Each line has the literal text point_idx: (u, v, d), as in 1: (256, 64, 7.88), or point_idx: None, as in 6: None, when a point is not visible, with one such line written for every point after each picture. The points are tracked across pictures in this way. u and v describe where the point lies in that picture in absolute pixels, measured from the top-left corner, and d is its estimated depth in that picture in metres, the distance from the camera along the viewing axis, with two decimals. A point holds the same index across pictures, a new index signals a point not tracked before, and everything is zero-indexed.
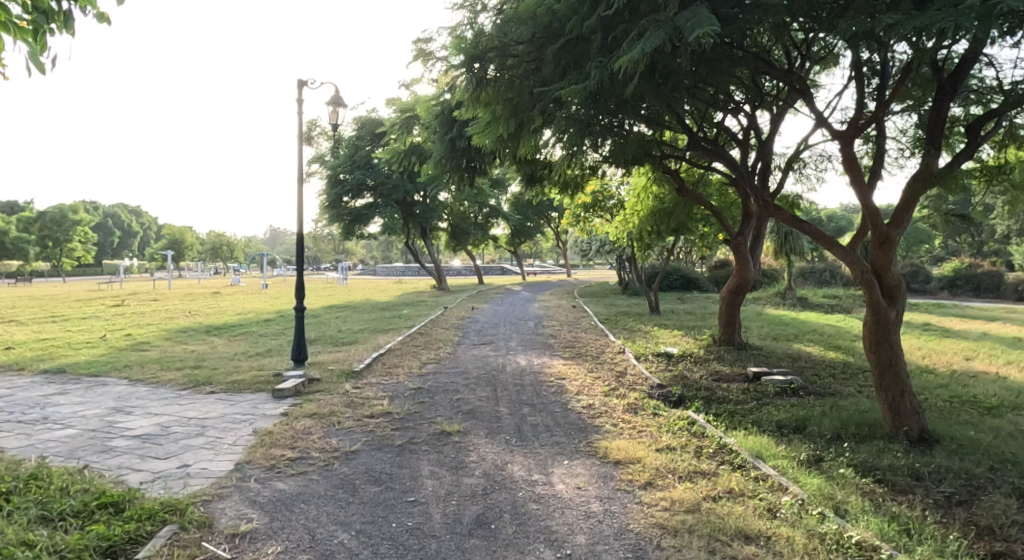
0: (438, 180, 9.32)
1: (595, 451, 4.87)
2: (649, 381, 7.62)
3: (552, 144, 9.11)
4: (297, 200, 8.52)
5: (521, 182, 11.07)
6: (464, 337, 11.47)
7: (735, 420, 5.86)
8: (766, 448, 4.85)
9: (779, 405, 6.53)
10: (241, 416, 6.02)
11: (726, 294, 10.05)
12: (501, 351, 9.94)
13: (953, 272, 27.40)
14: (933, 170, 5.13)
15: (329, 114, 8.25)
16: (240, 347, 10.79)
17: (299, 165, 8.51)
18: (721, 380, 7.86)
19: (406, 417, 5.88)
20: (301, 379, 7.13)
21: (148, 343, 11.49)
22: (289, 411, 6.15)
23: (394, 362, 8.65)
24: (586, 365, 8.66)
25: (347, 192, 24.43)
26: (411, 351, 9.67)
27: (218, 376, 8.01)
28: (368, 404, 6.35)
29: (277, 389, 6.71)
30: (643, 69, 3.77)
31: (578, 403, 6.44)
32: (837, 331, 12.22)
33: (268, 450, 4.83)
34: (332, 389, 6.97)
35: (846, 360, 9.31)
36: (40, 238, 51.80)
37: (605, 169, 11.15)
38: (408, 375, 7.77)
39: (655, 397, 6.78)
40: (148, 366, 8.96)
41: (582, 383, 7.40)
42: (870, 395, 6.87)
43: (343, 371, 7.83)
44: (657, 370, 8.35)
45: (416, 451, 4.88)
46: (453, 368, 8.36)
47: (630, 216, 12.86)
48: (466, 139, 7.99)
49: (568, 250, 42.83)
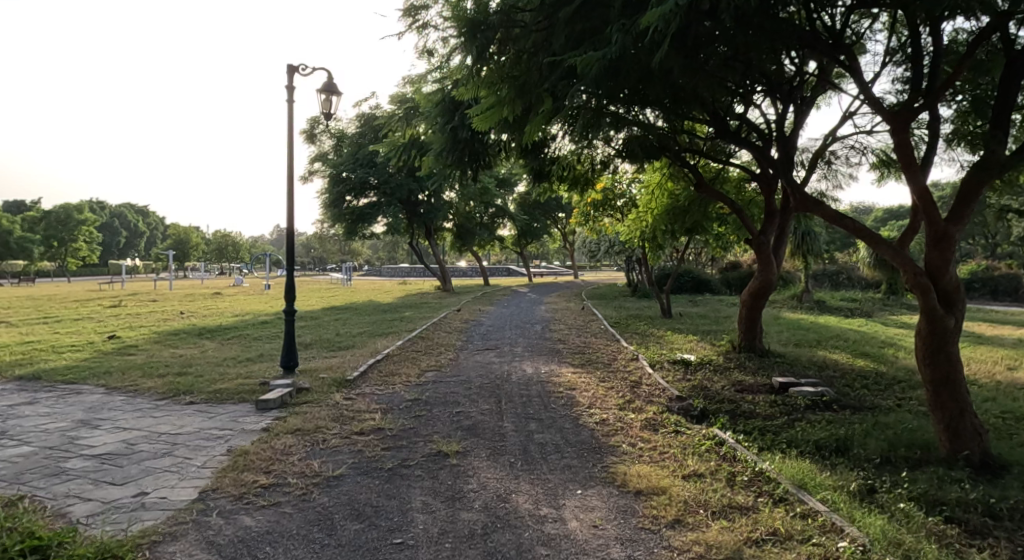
0: (439, 175, 8.75)
1: (612, 478, 4.26)
2: (668, 392, 7.00)
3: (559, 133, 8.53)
4: (288, 195, 7.95)
5: (529, 179, 10.49)
6: (467, 342, 10.85)
7: (768, 439, 5.22)
8: (809, 476, 4.20)
9: (813, 421, 5.88)
10: (217, 432, 5.43)
11: (747, 296, 9.40)
12: (506, 357, 9.35)
13: (969, 276, 26.59)
14: (999, 159, 4.47)
15: (321, 104, 7.70)
16: (232, 351, 10.23)
17: (291, 158, 7.96)
18: (745, 392, 7.23)
19: (400, 434, 5.28)
20: (288, 389, 6.55)
21: (136, 347, 10.94)
22: (271, 426, 5.57)
23: (392, 369, 8.05)
24: (598, 373, 8.06)
25: (349, 190, 23.93)
26: (411, 357, 9.09)
27: (201, 384, 7.43)
28: (359, 417, 5.77)
29: (262, 400, 6.15)
30: (675, 29, 3.20)
31: (590, 418, 5.83)
32: (862, 337, 11.55)
33: (239, 476, 4.24)
34: (322, 401, 6.37)
35: (877, 369, 8.64)
36: (45, 239, 51.59)
37: (618, 162, 10.66)
38: (406, 385, 7.18)
39: (675, 412, 6.17)
40: (130, 373, 8.40)
41: (594, 395, 6.80)
42: (913, 410, 6.22)
43: (335, 380, 7.24)
44: (675, 380, 7.73)
45: (408, 477, 4.28)
46: (455, 376, 7.78)
47: (643, 215, 12.28)
48: (468, 130, 7.43)
49: (575, 251, 42.27)
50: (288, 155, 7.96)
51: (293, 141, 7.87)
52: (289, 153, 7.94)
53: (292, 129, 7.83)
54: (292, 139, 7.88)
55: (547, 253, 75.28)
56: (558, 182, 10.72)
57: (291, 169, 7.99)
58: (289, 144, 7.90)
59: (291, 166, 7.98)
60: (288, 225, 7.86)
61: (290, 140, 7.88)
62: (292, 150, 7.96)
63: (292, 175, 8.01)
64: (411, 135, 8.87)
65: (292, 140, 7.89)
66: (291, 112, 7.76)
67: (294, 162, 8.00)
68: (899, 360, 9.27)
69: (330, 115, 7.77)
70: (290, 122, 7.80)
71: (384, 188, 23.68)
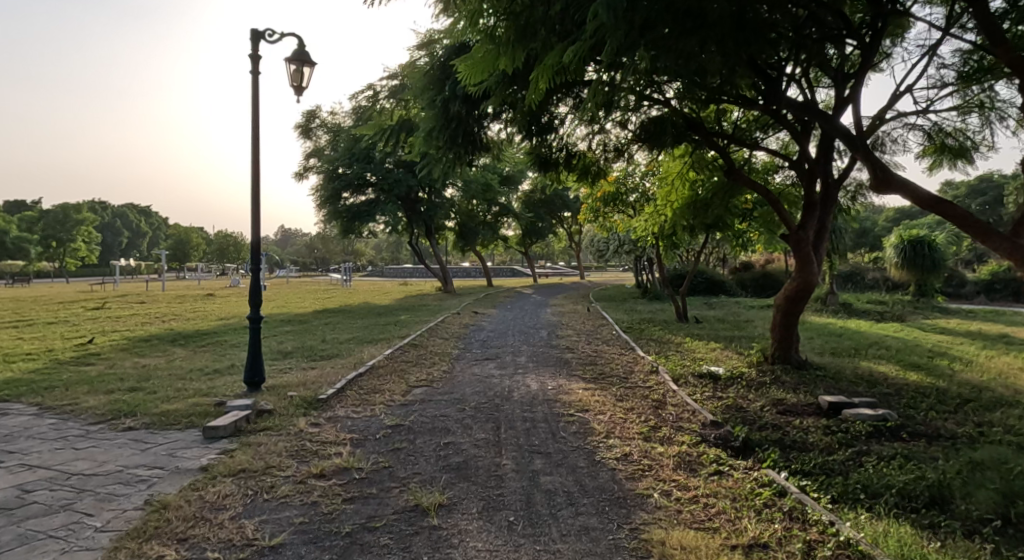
0: (428, 163, 7.69)
1: (646, 553, 3.14)
2: (698, 415, 5.89)
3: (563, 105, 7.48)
4: (252, 181, 6.83)
5: (532, 169, 9.37)
6: (464, 351, 9.71)
7: (841, 485, 4.11)
8: (916, 550, 3.07)
9: (885, 458, 4.76)
10: (144, 473, 4.32)
11: (782, 300, 8.27)
12: (508, 369, 8.24)
13: (990, 276, 24.35)
14: None
15: (291, 76, 6.65)
16: (201, 361, 9.14)
17: (256, 141, 6.88)
18: (789, 414, 6.13)
19: (370, 477, 4.18)
20: (244, 414, 5.46)
21: (98, 355, 9.85)
22: (213, 463, 4.47)
23: (373, 385, 6.94)
24: (614, 390, 6.95)
25: (346, 186, 22.89)
26: (399, 369, 8.00)
27: (149, 404, 6.32)
28: (323, 452, 4.67)
29: (208, 428, 5.08)
30: None
31: (609, 453, 4.73)
32: (904, 345, 10.39)
33: (141, 547, 3.14)
34: (283, 428, 5.27)
35: (936, 384, 7.47)
36: (42, 240, 50.84)
37: (633, 150, 9.59)
38: (388, 406, 6.07)
39: (711, 444, 5.07)
40: (76, 387, 7.30)
41: (611, 419, 5.70)
42: (1003, 442, 5.09)
43: (304, 401, 6.13)
44: (704, 398, 6.63)
45: (370, 549, 3.17)
46: (447, 394, 6.69)
47: (660, 210, 11.16)
48: (462, 102, 6.36)
49: (581, 252, 41.19)
50: (253, 137, 6.89)
51: (259, 120, 6.82)
52: (255, 136, 6.88)
53: (258, 106, 6.79)
54: (257, 118, 6.83)
55: (552, 254, 73.97)
56: (565, 174, 9.60)
57: (254, 153, 6.89)
58: (255, 122, 6.84)
59: (256, 149, 6.88)
60: (253, 216, 6.78)
61: (256, 117, 6.82)
62: (257, 131, 6.89)
63: (257, 159, 6.90)
64: (401, 115, 7.77)
65: (257, 120, 6.83)
66: (256, 87, 6.73)
67: (260, 145, 6.92)
68: (958, 372, 8.11)
69: (300, 89, 6.71)
70: (255, 97, 6.75)
71: (382, 184, 22.72)
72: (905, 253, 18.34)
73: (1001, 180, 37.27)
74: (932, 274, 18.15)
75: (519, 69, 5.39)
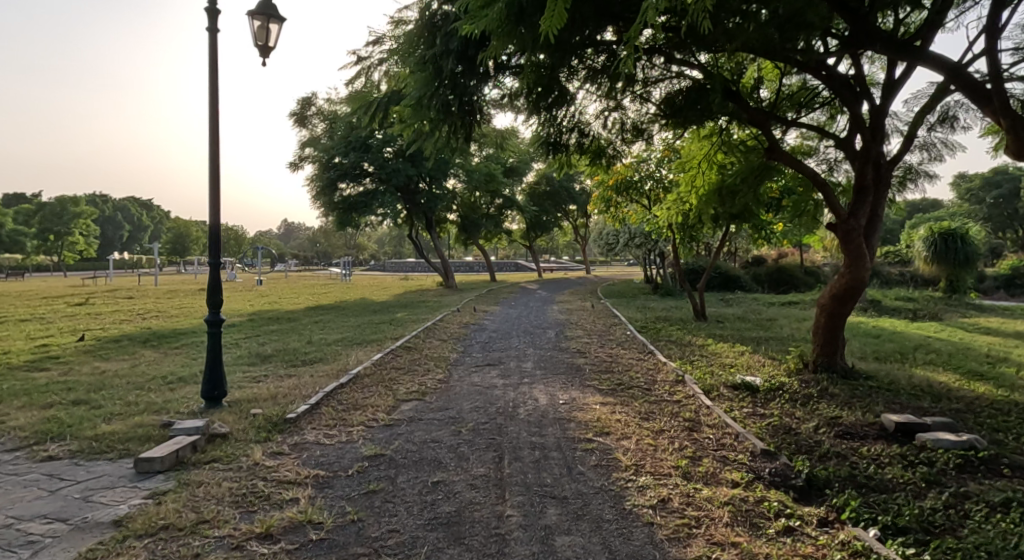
0: (417, 141, 6.66)
1: None
2: (744, 440, 4.86)
3: (577, 66, 6.38)
4: (211, 159, 5.83)
5: (539, 152, 8.31)
6: (463, 355, 8.69)
7: (959, 549, 3.07)
8: None
9: (996, 506, 3.71)
10: (38, 529, 3.30)
11: (827, 299, 7.22)
12: (512, 377, 7.22)
13: (1012, 271, 23.17)
14: None
15: (254, 34, 5.65)
16: (168, 367, 8.12)
17: (214, 111, 5.86)
18: (850, 438, 5.12)
19: (329, 540, 3.15)
20: (190, 441, 4.45)
21: (55, 358, 8.84)
22: (131, 514, 3.46)
23: (356, 400, 5.95)
24: (637, 405, 5.93)
25: (342, 176, 21.83)
26: (388, 378, 6.99)
27: (86, 422, 5.30)
28: (276, 498, 3.64)
29: (140, 461, 4.09)
30: None
31: (643, 498, 3.72)
32: (955, 348, 9.31)
33: None
34: (235, 461, 4.27)
35: (1013, 397, 6.39)
36: (41, 232, 50.17)
37: (654, 129, 8.51)
38: (368, 429, 5.04)
39: (767, 484, 4.03)
40: (12, 399, 6.30)
41: (637, 446, 4.70)
42: None
43: (268, 421, 5.11)
44: (745, 416, 5.61)
45: None
46: (441, 411, 5.67)
47: (682, 197, 10.03)
48: (457, 60, 5.32)
49: (587, 247, 40.07)
50: (211, 107, 5.86)
51: (216, 86, 5.81)
52: (213, 105, 5.86)
53: (215, 70, 5.79)
54: (215, 86, 5.81)
55: (555, 249, 72.99)
56: (576, 159, 8.53)
57: (212, 126, 5.86)
58: (215, 90, 5.83)
59: (213, 121, 5.86)
60: (211, 201, 5.78)
61: (215, 85, 5.82)
62: (216, 100, 5.87)
63: (215, 133, 5.85)
64: (388, 85, 6.72)
65: (214, 87, 5.81)
66: (215, 48, 5.76)
67: (219, 116, 5.90)
68: None
69: (267, 49, 5.73)
70: (212, 59, 5.76)
71: (380, 174, 21.74)
72: (935, 247, 17.29)
73: (1016, 170, 36.13)
74: (965, 269, 17.05)
75: (527, 5, 4.32)
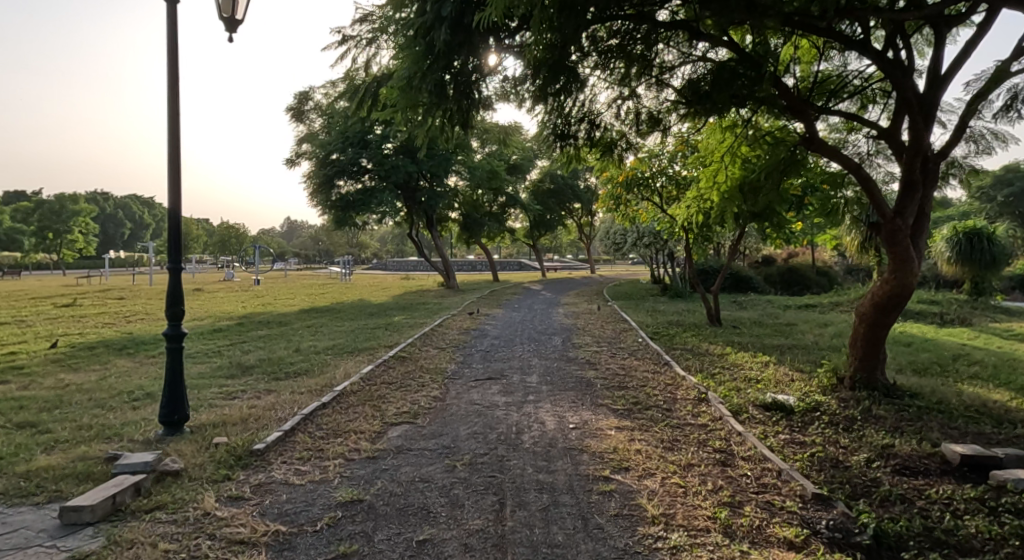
0: (408, 129, 5.93)
1: None
2: (790, 479, 4.11)
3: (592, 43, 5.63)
4: (170, 149, 5.09)
5: (546, 144, 7.54)
6: (462, 367, 7.93)
7: None
8: None
9: None
10: None
11: (869, 308, 6.45)
12: (516, 394, 6.46)
13: None
14: None
15: (219, 5, 4.92)
16: (136, 381, 7.36)
17: (172, 94, 5.11)
18: (910, 475, 4.37)
19: None
20: (133, 482, 3.74)
21: (16, 370, 8.07)
22: None
23: (337, 424, 5.21)
24: (657, 431, 5.19)
25: (339, 173, 21.09)
26: (377, 396, 6.24)
27: (22, 453, 4.57)
28: None
29: (66, 511, 3.36)
30: None
31: None
32: (999, 358, 8.53)
33: None
34: (181, 510, 3.54)
35: None
36: (37, 231, 49.05)
37: (671, 120, 7.74)
38: (346, 464, 4.30)
39: (828, 544, 3.28)
40: None
41: (663, 488, 3.96)
42: None
43: (231, 454, 4.38)
44: (783, 446, 4.85)
45: None
46: (433, 438, 4.93)
47: (701, 194, 9.21)
48: (452, 32, 4.57)
49: (592, 246, 39.22)
50: (170, 89, 5.12)
51: (176, 65, 5.07)
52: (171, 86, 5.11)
53: (175, 46, 5.04)
54: (175, 66, 5.07)
55: (558, 247, 72.15)
56: (586, 153, 7.77)
57: (172, 111, 5.11)
58: (173, 69, 5.08)
59: (172, 105, 5.12)
60: (171, 199, 5.05)
61: (173, 64, 5.07)
62: (174, 82, 5.12)
63: (175, 119, 5.11)
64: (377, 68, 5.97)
65: (172, 67, 5.07)
66: (175, 21, 5.02)
67: (179, 100, 5.15)
68: None
69: (234, 22, 5.01)
70: (171, 33, 5.03)
71: (378, 171, 20.99)
72: (958, 247, 16.51)
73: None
74: (989, 271, 16.27)
75: None
